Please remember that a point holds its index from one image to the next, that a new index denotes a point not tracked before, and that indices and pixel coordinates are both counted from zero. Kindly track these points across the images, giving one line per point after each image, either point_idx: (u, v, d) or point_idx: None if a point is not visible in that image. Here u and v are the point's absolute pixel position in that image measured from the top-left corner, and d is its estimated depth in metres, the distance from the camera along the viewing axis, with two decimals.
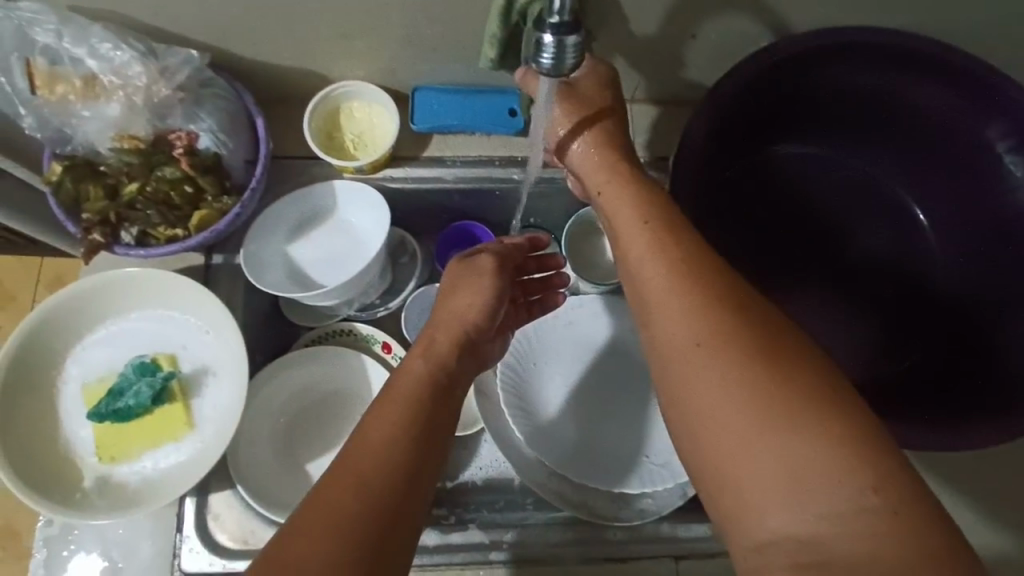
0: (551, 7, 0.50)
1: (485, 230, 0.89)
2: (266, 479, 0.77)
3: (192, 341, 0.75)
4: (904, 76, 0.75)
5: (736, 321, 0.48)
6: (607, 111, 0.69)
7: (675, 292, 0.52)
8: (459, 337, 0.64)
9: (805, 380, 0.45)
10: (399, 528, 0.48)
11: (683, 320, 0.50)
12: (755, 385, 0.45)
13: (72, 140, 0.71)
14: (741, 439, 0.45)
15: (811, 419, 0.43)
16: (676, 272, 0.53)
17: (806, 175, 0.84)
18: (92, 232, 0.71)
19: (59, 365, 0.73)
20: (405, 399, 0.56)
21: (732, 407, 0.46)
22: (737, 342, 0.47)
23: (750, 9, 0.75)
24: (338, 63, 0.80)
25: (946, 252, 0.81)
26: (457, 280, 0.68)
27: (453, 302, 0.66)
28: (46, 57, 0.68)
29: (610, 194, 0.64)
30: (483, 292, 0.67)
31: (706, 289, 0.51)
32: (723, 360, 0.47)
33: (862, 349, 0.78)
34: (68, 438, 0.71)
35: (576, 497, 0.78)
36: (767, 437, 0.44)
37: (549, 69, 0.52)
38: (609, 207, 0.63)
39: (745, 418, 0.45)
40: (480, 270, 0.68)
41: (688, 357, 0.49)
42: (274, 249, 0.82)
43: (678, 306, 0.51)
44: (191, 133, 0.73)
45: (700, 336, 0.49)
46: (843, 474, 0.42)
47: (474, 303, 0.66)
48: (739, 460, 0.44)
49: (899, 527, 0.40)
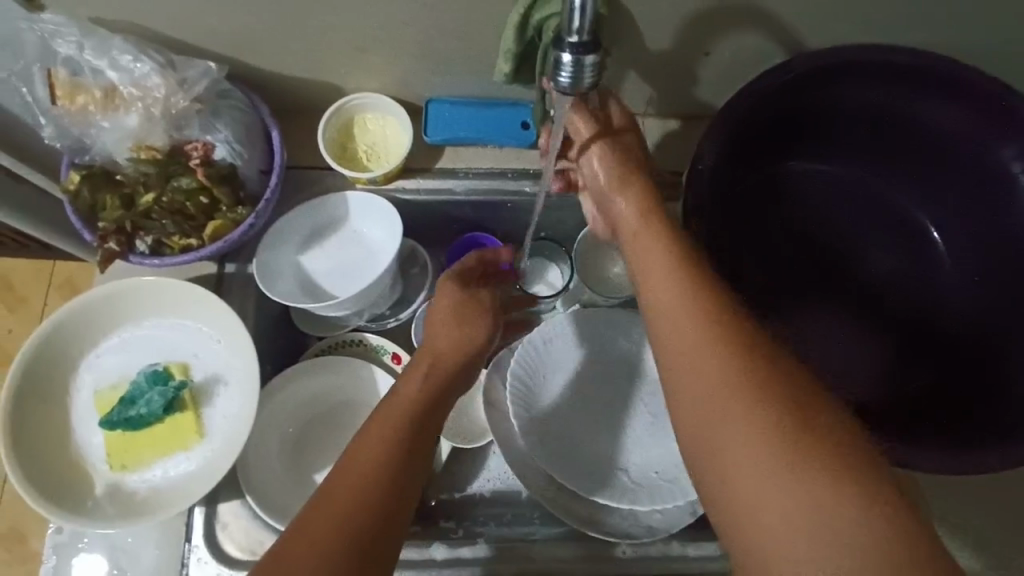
0: (570, 27, 0.49)
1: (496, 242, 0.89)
2: (275, 488, 0.76)
3: (203, 349, 0.75)
4: (918, 93, 0.74)
5: (750, 356, 0.49)
6: (626, 143, 0.71)
7: (688, 323, 0.52)
8: (463, 357, 0.65)
9: (816, 420, 0.46)
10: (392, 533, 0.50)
11: (694, 350, 0.50)
12: (765, 409, 0.46)
13: (91, 149, 0.72)
14: (753, 467, 0.45)
15: (816, 448, 0.44)
16: (693, 305, 0.53)
17: (818, 191, 0.83)
18: (108, 240, 0.71)
19: (73, 372, 0.74)
20: (409, 408, 0.58)
21: (744, 438, 0.46)
22: (750, 375, 0.48)
23: (764, 27, 0.75)
24: (354, 75, 0.81)
25: (957, 270, 0.81)
26: (450, 301, 0.68)
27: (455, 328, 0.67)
28: (67, 67, 0.69)
29: (628, 220, 0.64)
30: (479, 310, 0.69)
31: (717, 322, 0.51)
32: (736, 393, 0.47)
33: (875, 367, 0.78)
34: (81, 446, 0.71)
35: (585, 513, 0.77)
36: (774, 460, 0.45)
37: (566, 88, 0.52)
38: (626, 231, 0.63)
39: (758, 451, 0.45)
40: (477, 299, 0.69)
41: (701, 387, 0.49)
42: (286, 258, 0.82)
43: (692, 338, 0.51)
44: (206, 143, 0.72)
45: (713, 370, 0.49)
46: (849, 507, 0.42)
47: (475, 326, 0.67)
48: (748, 480, 0.45)
49: (900, 556, 0.41)
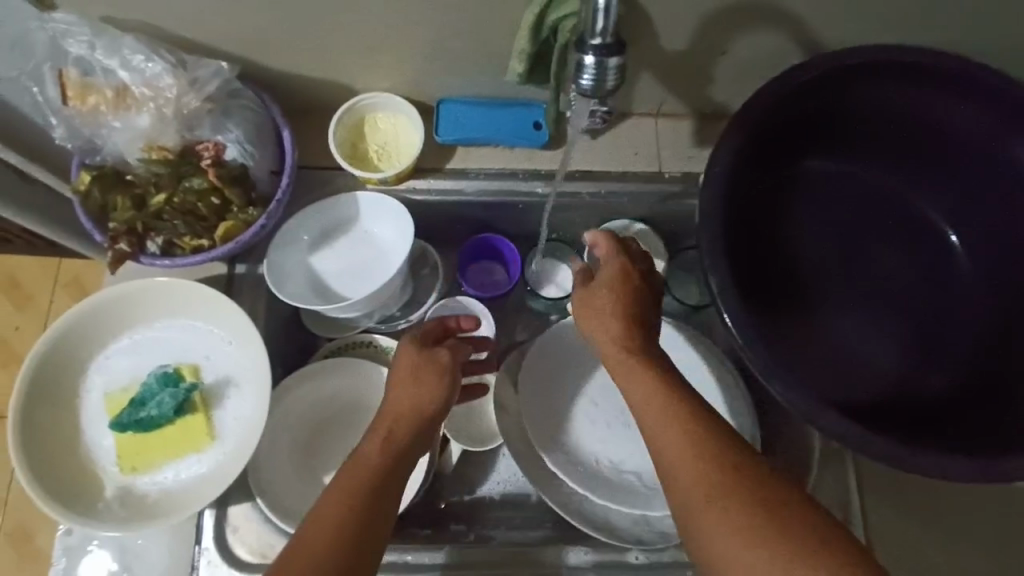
0: (593, 29, 0.49)
1: (507, 243, 0.89)
2: (285, 490, 0.76)
3: (214, 350, 0.75)
4: (938, 95, 0.73)
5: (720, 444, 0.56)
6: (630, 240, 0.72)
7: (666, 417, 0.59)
8: (417, 427, 0.63)
9: (778, 494, 0.53)
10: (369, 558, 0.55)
11: (664, 423, 0.58)
12: (724, 470, 0.55)
13: (102, 150, 0.72)
14: (723, 525, 0.52)
15: (769, 502, 0.52)
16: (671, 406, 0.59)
17: (833, 192, 0.82)
18: (119, 241, 0.71)
19: (83, 373, 0.73)
20: (360, 480, 0.58)
21: (724, 519, 0.52)
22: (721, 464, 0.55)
23: (781, 27, 0.74)
24: (365, 74, 0.80)
25: (975, 273, 0.80)
26: (409, 371, 0.65)
27: (410, 393, 0.64)
28: (78, 67, 0.68)
29: (608, 295, 0.66)
30: (432, 376, 0.65)
31: (680, 400, 0.59)
32: (711, 479, 0.54)
33: (891, 373, 0.77)
34: (91, 448, 0.71)
35: (598, 517, 0.77)
36: (738, 515, 0.52)
37: (588, 90, 0.51)
38: (601, 307, 0.66)
39: (737, 528, 0.52)
40: (436, 360, 0.66)
41: (684, 476, 0.55)
42: (295, 259, 0.81)
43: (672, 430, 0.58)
44: (217, 144, 0.72)
45: (684, 439, 0.57)
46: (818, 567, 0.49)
47: (430, 395, 0.64)
48: (720, 536, 0.52)
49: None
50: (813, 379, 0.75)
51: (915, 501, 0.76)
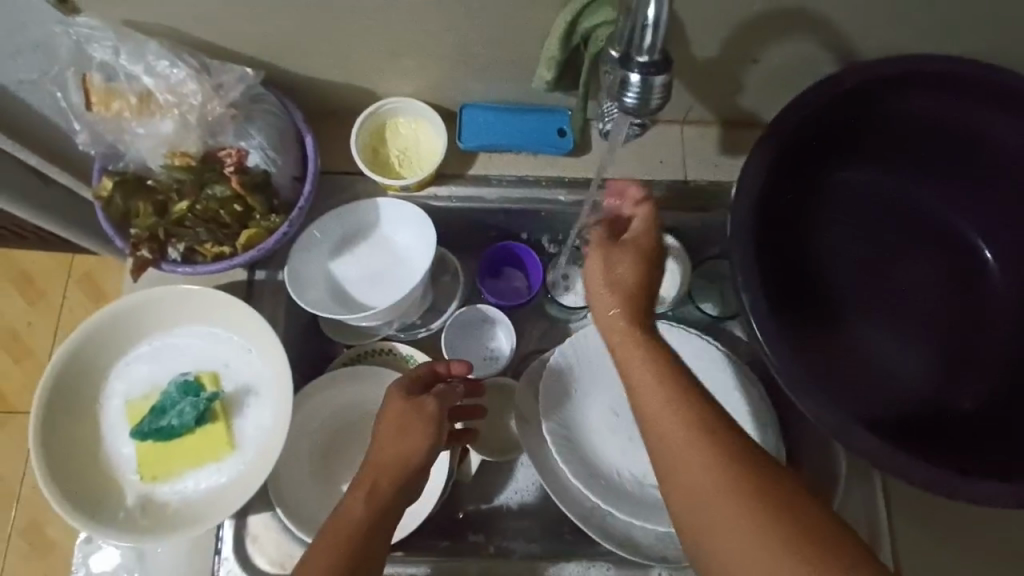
0: (640, 46, 0.47)
1: (526, 249, 0.88)
2: (304, 501, 0.75)
3: (234, 358, 0.74)
4: (977, 106, 0.72)
5: (724, 441, 0.55)
6: None
7: (668, 407, 0.58)
8: (404, 475, 0.63)
9: (782, 496, 0.52)
10: None
11: (662, 413, 0.57)
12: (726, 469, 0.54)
13: (124, 156, 0.70)
14: (723, 525, 0.52)
15: (772, 506, 0.51)
16: (672, 395, 0.58)
17: (864, 203, 0.80)
18: (140, 248, 0.70)
19: (103, 379, 0.73)
20: (342, 535, 0.58)
21: (727, 516, 0.52)
22: (723, 460, 0.54)
23: (815, 36, 0.72)
24: (388, 79, 0.79)
25: (1010, 292, 0.78)
26: (396, 417, 0.65)
27: (396, 443, 0.64)
28: (102, 73, 0.67)
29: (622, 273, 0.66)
30: (415, 424, 0.65)
31: (678, 390, 0.58)
32: (713, 473, 0.53)
33: (920, 390, 0.75)
34: (111, 455, 0.71)
35: (621, 532, 0.76)
36: (737, 517, 0.52)
37: (632, 109, 0.50)
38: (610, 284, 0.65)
39: (738, 531, 0.51)
40: (422, 409, 0.65)
41: (683, 472, 0.55)
42: (316, 267, 0.80)
43: (674, 421, 0.57)
44: (240, 150, 0.71)
45: (683, 435, 0.56)
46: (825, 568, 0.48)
47: (416, 444, 0.64)
48: (719, 532, 0.52)
49: None
50: (841, 397, 0.74)
51: (942, 521, 0.75)
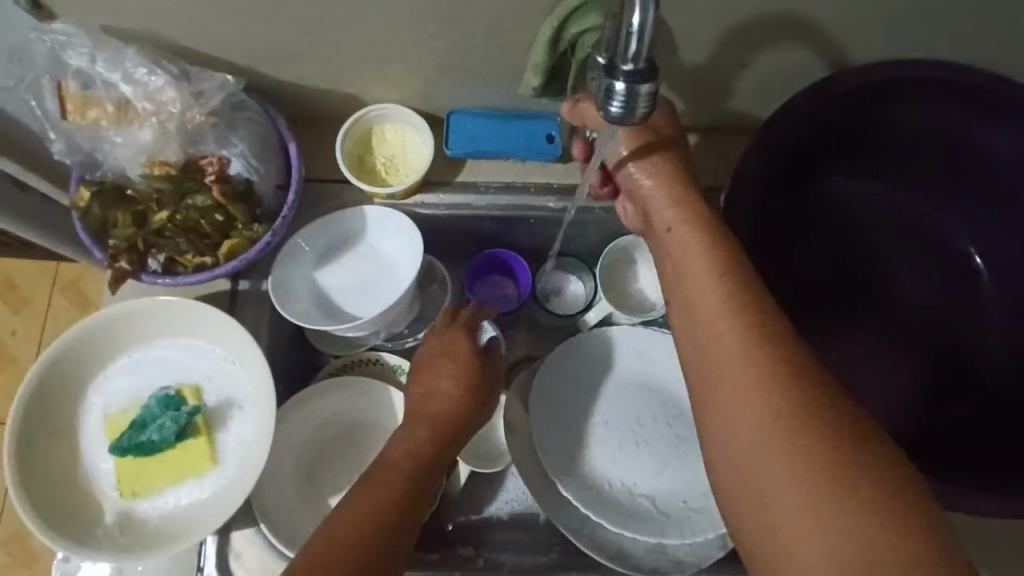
0: (625, 54, 0.46)
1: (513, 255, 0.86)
2: (290, 514, 0.74)
3: (216, 371, 0.72)
4: (968, 111, 0.71)
5: (799, 380, 0.51)
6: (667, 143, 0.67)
7: (716, 313, 0.55)
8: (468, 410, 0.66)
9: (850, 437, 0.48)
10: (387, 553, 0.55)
11: (726, 347, 0.54)
12: (791, 405, 0.50)
13: (102, 165, 0.69)
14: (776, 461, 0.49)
15: (838, 447, 0.48)
16: (730, 317, 0.55)
17: (855, 210, 0.80)
18: (119, 259, 0.68)
19: (82, 393, 0.71)
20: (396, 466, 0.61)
21: (781, 457, 0.49)
22: (790, 393, 0.50)
23: (805, 42, 0.72)
24: (374, 85, 0.77)
25: (1002, 299, 0.78)
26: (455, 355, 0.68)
27: (459, 379, 0.66)
28: (78, 80, 0.66)
29: (674, 233, 0.62)
30: (461, 370, 0.66)
31: (748, 322, 0.54)
32: (772, 410, 0.50)
33: (911, 399, 0.75)
34: (89, 471, 0.69)
35: (611, 545, 0.76)
36: (792, 455, 0.48)
37: (617, 118, 0.49)
38: (673, 244, 0.61)
39: (792, 467, 0.48)
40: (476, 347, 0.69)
41: (741, 407, 0.51)
42: (301, 277, 0.79)
43: (721, 329, 0.54)
44: (222, 158, 0.70)
45: (747, 370, 0.52)
46: (854, 507, 0.46)
47: (475, 384, 0.67)
48: (770, 468, 0.49)
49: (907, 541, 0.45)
50: None
51: None
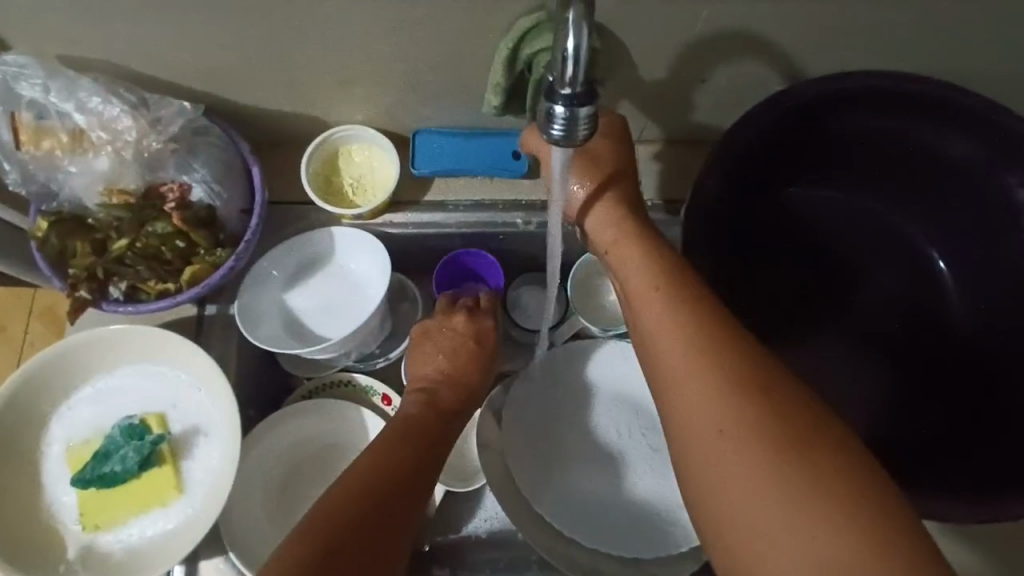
0: (562, 79, 0.47)
1: (473, 256, 0.82)
2: (260, 542, 0.73)
3: (181, 399, 0.71)
4: (921, 121, 0.72)
5: (756, 383, 0.52)
6: (616, 176, 0.69)
7: (672, 330, 0.56)
8: (461, 389, 0.74)
9: (815, 435, 0.49)
10: (391, 498, 0.59)
11: (681, 360, 0.55)
12: (751, 408, 0.51)
13: (58, 195, 0.69)
14: (743, 469, 0.49)
15: (802, 446, 0.48)
16: (683, 329, 0.56)
17: (820, 219, 0.81)
18: (79, 288, 0.67)
19: (43, 426, 0.70)
20: (397, 435, 0.66)
21: (746, 463, 0.49)
22: (748, 396, 0.51)
23: (760, 55, 0.73)
24: (336, 106, 0.77)
25: (966, 301, 0.78)
26: (447, 343, 0.76)
27: (450, 361, 0.75)
28: (32, 111, 0.66)
29: (612, 253, 0.66)
30: (484, 358, 0.76)
31: (699, 332, 0.55)
32: (730, 416, 0.51)
33: (881, 404, 0.76)
34: (50, 505, 0.68)
35: (587, 562, 0.76)
36: (755, 459, 0.49)
37: (560, 141, 0.49)
38: (618, 266, 0.65)
39: (758, 472, 0.48)
40: (464, 332, 0.77)
41: (702, 416, 0.52)
42: (269, 300, 0.78)
43: (675, 340, 0.56)
44: (183, 185, 0.69)
45: (703, 380, 0.53)
46: (822, 509, 0.46)
47: (466, 366, 0.75)
48: (737, 475, 0.49)
49: (880, 537, 0.45)
50: None
51: None
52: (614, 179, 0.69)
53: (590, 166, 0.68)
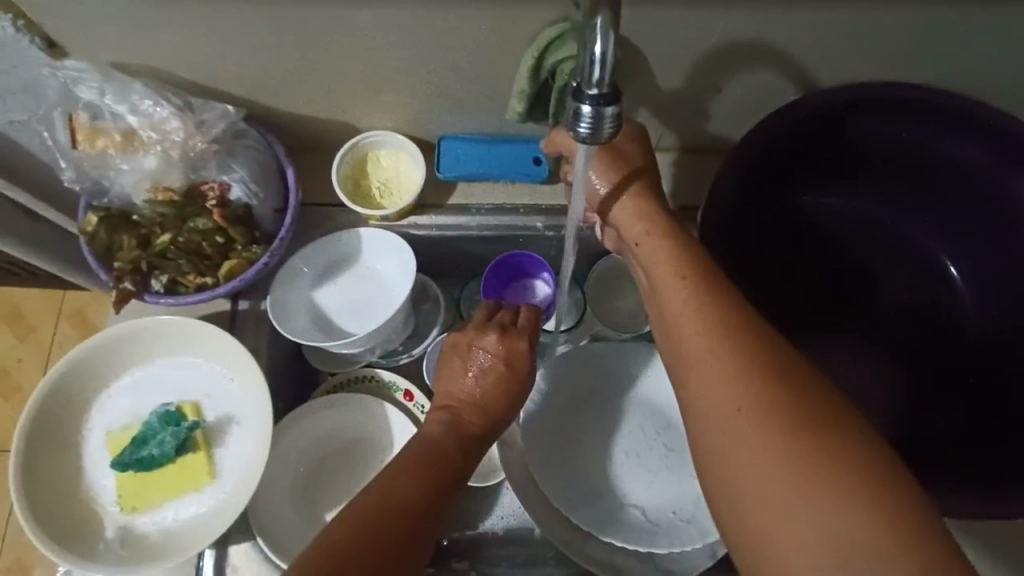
0: (590, 79, 0.50)
1: (524, 258, 0.85)
2: (286, 531, 0.76)
3: (216, 389, 0.75)
4: (930, 129, 0.75)
5: (777, 370, 0.53)
6: (640, 172, 0.72)
7: (695, 319, 0.58)
8: (485, 413, 0.70)
9: (832, 421, 0.50)
10: (409, 528, 0.57)
11: (703, 344, 0.56)
12: (768, 394, 0.51)
13: (108, 192, 0.73)
14: (760, 451, 0.50)
15: (818, 431, 0.49)
16: (705, 314, 0.57)
17: (832, 225, 0.83)
18: (123, 280, 0.71)
19: (85, 413, 0.74)
20: (419, 453, 0.65)
21: (763, 445, 0.50)
22: (768, 381, 0.52)
23: (774, 66, 0.75)
24: (366, 113, 0.81)
25: (977, 304, 0.80)
26: (478, 363, 0.71)
27: (476, 386, 0.71)
28: (88, 112, 0.71)
29: (641, 247, 0.67)
30: (514, 383, 0.71)
31: (719, 318, 0.57)
32: (750, 397, 0.52)
33: (893, 406, 0.77)
34: (90, 487, 0.71)
35: (604, 557, 0.77)
36: (773, 442, 0.49)
37: (586, 138, 0.52)
38: (644, 259, 0.67)
39: (775, 455, 0.49)
40: (495, 353, 0.71)
41: (721, 399, 0.53)
42: (298, 296, 0.81)
43: (696, 326, 0.57)
44: (223, 184, 0.74)
45: (723, 362, 0.54)
46: (837, 495, 0.46)
47: (492, 393, 0.70)
48: (754, 459, 0.50)
49: (893, 524, 0.45)
50: None
51: None
52: (637, 174, 0.72)
53: (614, 162, 0.72)
